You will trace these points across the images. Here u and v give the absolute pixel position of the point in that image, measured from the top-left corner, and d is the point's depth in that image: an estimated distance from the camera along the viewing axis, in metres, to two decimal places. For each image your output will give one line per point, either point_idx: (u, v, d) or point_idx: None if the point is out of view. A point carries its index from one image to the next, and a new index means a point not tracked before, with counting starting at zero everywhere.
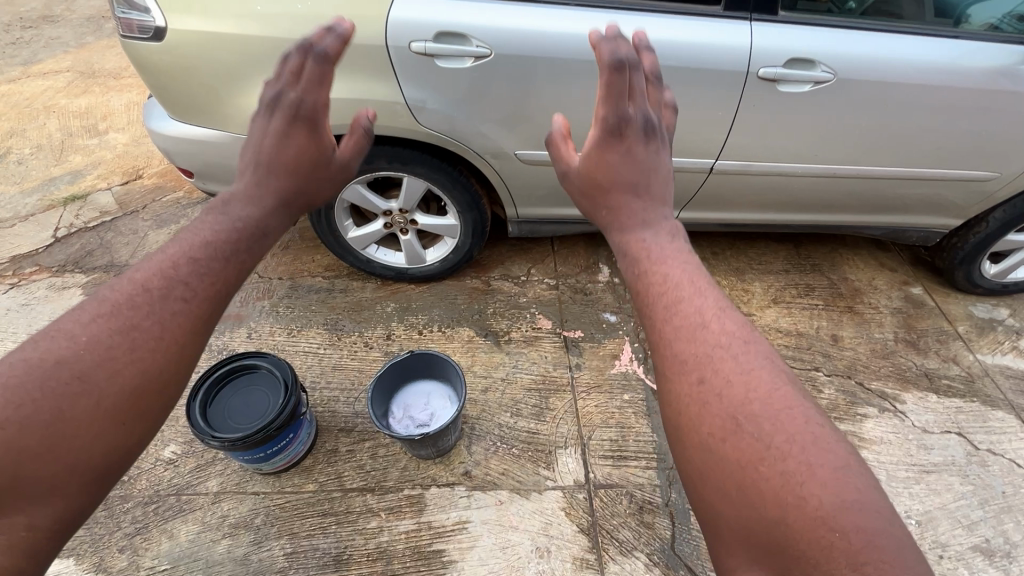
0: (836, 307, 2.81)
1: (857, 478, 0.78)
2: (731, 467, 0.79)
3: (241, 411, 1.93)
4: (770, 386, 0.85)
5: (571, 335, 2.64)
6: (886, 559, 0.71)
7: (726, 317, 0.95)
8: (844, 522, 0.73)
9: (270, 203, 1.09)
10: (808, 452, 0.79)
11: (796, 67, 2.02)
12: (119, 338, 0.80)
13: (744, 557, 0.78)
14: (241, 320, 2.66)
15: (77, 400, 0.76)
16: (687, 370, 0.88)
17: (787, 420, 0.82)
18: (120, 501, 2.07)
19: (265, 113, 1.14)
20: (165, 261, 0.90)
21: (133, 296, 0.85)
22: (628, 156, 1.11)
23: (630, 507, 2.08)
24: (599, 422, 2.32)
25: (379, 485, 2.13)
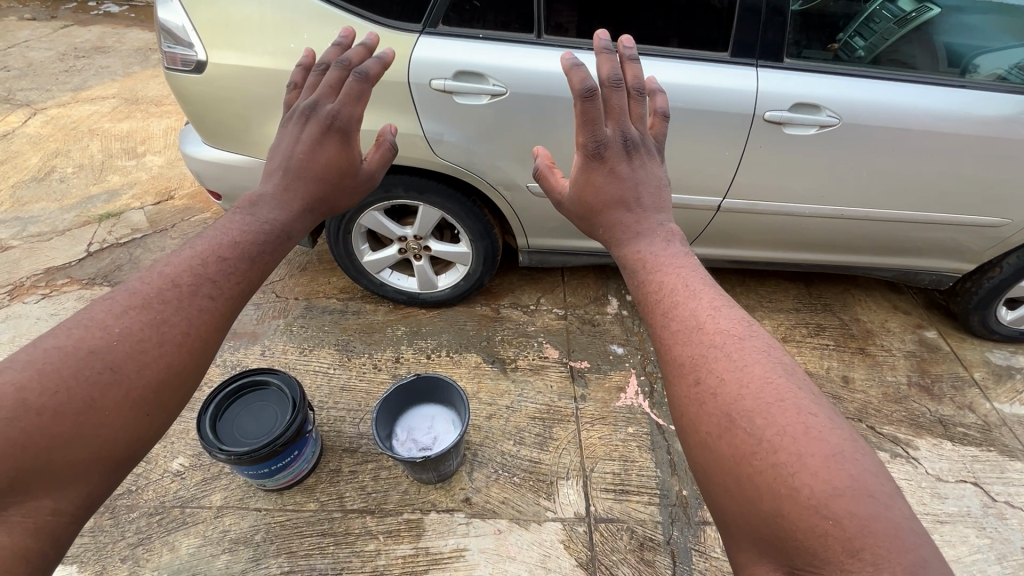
0: (848, 349, 2.78)
1: (851, 463, 0.82)
2: (729, 464, 0.87)
3: (249, 426, 1.97)
4: (761, 380, 0.91)
5: (578, 366, 2.65)
6: (883, 543, 0.75)
7: (721, 321, 1.01)
8: (835, 509, 0.77)
9: (297, 207, 1.20)
10: (800, 442, 0.83)
11: (801, 112, 2.08)
12: (150, 331, 0.84)
13: (754, 551, 0.86)
14: (255, 338, 2.73)
15: (109, 389, 0.80)
16: (686, 370, 0.97)
17: (778, 412, 0.87)
18: (126, 510, 2.11)
19: (300, 123, 1.29)
20: (195, 257, 0.95)
21: (162, 291, 0.89)
22: (611, 175, 1.23)
23: (630, 543, 2.05)
24: (602, 454, 2.31)
25: (379, 507, 2.13)
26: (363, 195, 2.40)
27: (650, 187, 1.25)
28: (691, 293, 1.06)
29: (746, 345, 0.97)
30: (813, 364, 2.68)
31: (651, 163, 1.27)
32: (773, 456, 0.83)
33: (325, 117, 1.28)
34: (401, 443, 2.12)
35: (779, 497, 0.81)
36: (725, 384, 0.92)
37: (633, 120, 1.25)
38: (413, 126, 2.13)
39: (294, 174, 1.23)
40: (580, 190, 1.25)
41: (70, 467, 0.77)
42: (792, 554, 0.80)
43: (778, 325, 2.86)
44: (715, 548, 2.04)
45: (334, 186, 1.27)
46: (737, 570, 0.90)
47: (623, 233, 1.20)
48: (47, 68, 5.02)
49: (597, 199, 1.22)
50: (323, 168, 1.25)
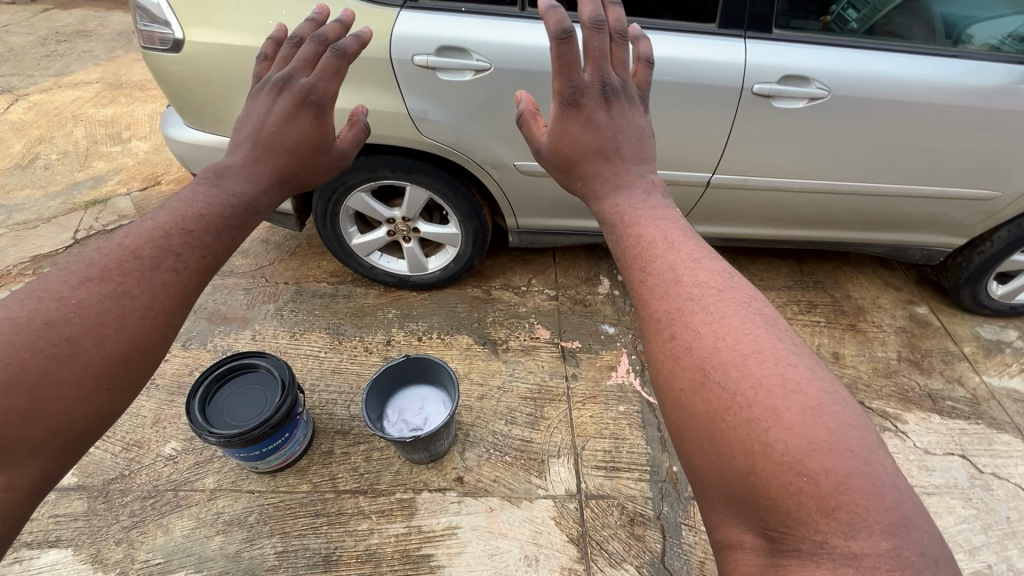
0: (839, 325, 2.78)
1: (828, 417, 0.79)
2: (704, 420, 0.85)
3: (239, 408, 1.98)
4: (740, 333, 0.89)
5: (570, 346, 2.65)
6: (858, 501, 0.73)
7: (699, 275, 1.01)
8: (810, 465, 0.75)
9: (267, 180, 1.19)
10: (775, 396, 0.81)
11: (790, 84, 2.05)
12: (109, 304, 0.84)
13: (725, 508, 0.84)
14: (246, 323, 2.72)
15: (65, 363, 0.79)
16: (661, 327, 0.96)
17: (756, 366, 0.84)
18: (120, 494, 2.12)
19: (273, 95, 1.26)
20: (158, 229, 0.96)
21: (123, 263, 0.89)
22: (588, 123, 1.29)
23: (621, 519, 2.07)
24: (593, 433, 2.32)
25: (371, 487, 2.15)
26: (349, 176, 2.37)
27: (630, 135, 1.31)
28: (669, 252, 1.06)
29: (723, 298, 0.96)
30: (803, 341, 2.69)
31: (631, 109, 1.33)
32: (749, 411, 0.80)
33: (298, 90, 1.25)
34: (392, 424, 2.12)
35: (751, 455, 0.78)
36: (701, 339, 0.90)
37: (612, 68, 1.32)
38: (397, 103, 2.09)
39: (264, 147, 1.22)
40: (560, 140, 1.32)
41: (25, 442, 0.76)
42: (764, 513, 0.78)
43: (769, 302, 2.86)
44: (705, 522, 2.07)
45: (306, 161, 1.26)
46: (711, 530, 0.88)
47: (603, 184, 1.26)
48: (28, 53, 4.91)
49: (575, 149, 1.30)
50: (295, 143, 1.24)
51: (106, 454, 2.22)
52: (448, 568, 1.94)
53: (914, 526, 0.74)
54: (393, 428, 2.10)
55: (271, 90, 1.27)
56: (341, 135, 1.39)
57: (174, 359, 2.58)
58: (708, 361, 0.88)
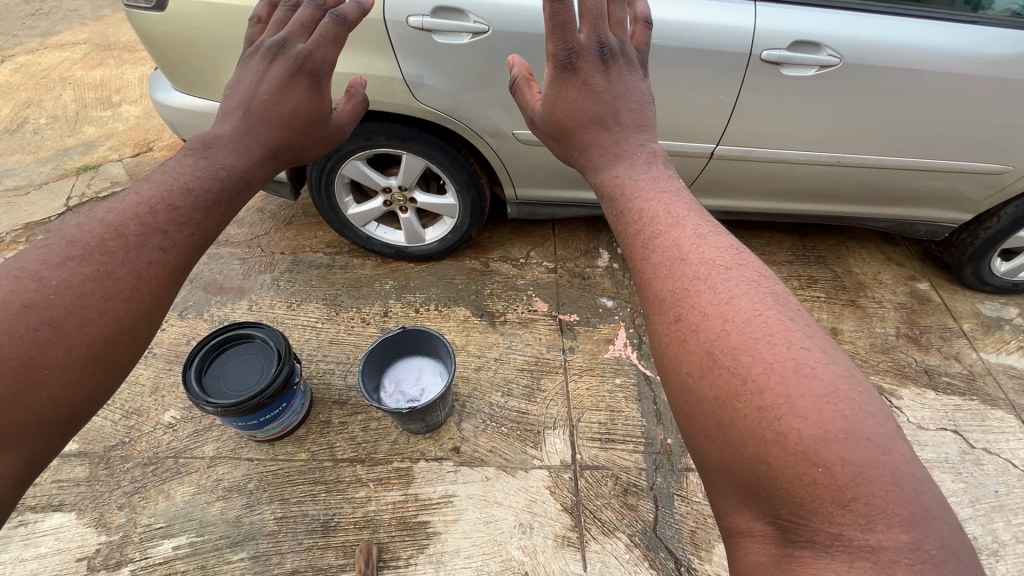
0: (839, 301, 2.76)
1: (845, 405, 0.79)
2: (713, 407, 0.86)
3: (234, 377, 1.98)
4: (749, 314, 0.89)
5: (568, 319, 2.64)
6: (877, 492, 0.74)
7: (706, 250, 0.99)
8: (825, 455, 0.75)
9: (257, 156, 1.15)
10: (788, 383, 0.81)
11: (801, 51, 1.97)
12: (92, 285, 0.82)
13: (737, 497, 0.86)
14: (242, 292, 2.71)
15: (47, 347, 0.77)
16: (666, 308, 0.96)
17: (767, 351, 0.84)
18: (120, 460, 2.14)
19: (267, 60, 1.21)
20: (143, 205, 0.92)
21: (105, 241, 0.86)
22: (585, 89, 1.25)
23: (615, 489, 2.10)
24: (589, 405, 2.34)
25: (369, 456, 2.17)
26: (344, 143, 2.31)
27: (629, 100, 1.27)
28: (674, 229, 1.03)
29: (729, 278, 0.95)
30: None
31: (629, 73, 1.29)
32: (761, 400, 0.81)
33: (294, 57, 1.20)
34: (387, 395, 2.13)
35: (766, 445, 0.79)
36: (710, 324, 0.90)
37: (609, 29, 1.28)
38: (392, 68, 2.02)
39: (255, 116, 1.17)
40: (555, 107, 1.28)
41: (7, 428, 0.74)
42: (779, 503, 0.80)
43: None
44: (697, 494, 2.10)
45: (301, 133, 1.22)
46: (721, 516, 0.91)
47: (599, 150, 1.23)
48: (11, 11, 4.74)
49: (571, 117, 1.26)
50: (290, 113, 1.19)
51: (106, 421, 2.24)
52: (444, 534, 1.99)
53: (934, 517, 0.75)
54: (388, 399, 2.12)
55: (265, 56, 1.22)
56: (338, 107, 1.35)
57: (171, 328, 2.58)
58: (716, 345, 0.89)
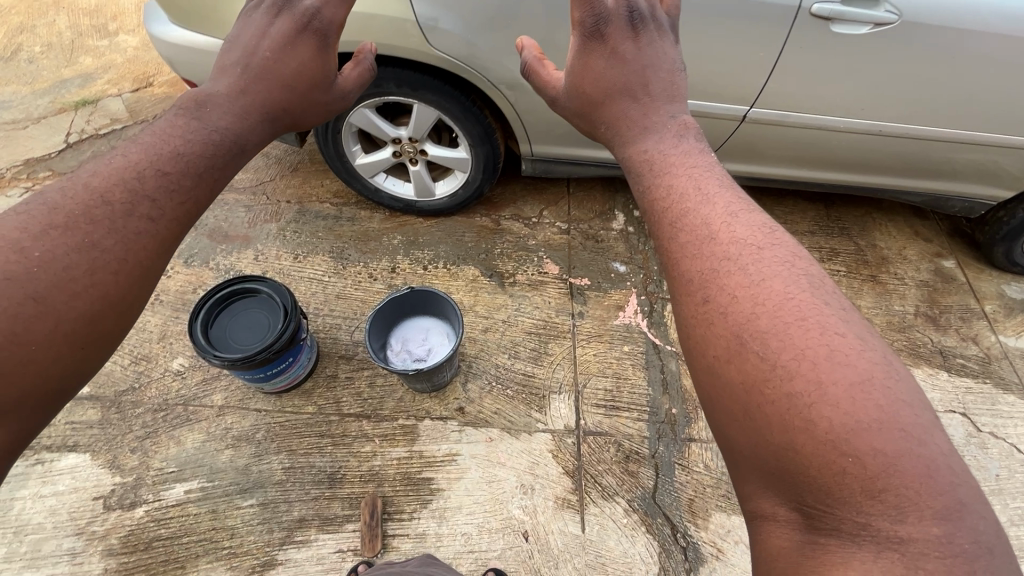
0: (860, 276, 2.68)
1: (880, 393, 0.74)
2: (738, 392, 0.82)
3: (241, 330, 1.97)
4: (782, 298, 0.83)
5: (579, 283, 2.59)
6: (910, 484, 0.70)
7: (738, 228, 0.93)
8: (856, 444, 0.71)
9: (254, 117, 1.13)
10: (821, 368, 0.76)
11: (854, 5, 1.80)
12: (77, 257, 0.80)
13: (758, 482, 0.82)
14: (248, 242, 2.66)
15: (33, 323, 0.74)
16: (693, 289, 0.91)
17: (799, 334, 0.79)
18: (131, 405, 2.18)
19: (271, 17, 1.20)
20: (130, 170, 0.91)
21: (91, 209, 0.85)
22: (613, 57, 1.15)
23: (616, 455, 2.12)
24: (596, 371, 2.32)
25: (375, 412, 2.19)
26: None
27: (660, 69, 1.16)
28: (702, 205, 0.97)
29: (760, 255, 0.89)
30: None
31: (660, 40, 1.19)
32: (791, 384, 0.77)
33: (299, 16, 1.19)
34: (397, 355, 2.14)
35: (793, 430, 0.75)
36: (737, 304, 0.85)
37: None
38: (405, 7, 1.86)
39: (255, 74, 1.16)
40: (582, 76, 1.18)
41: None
42: (804, 491, 0.76)
43: None
44: (698, 464, 2.11)
45: (303, 97, 1.20)
46: (742, 500, 0.87)
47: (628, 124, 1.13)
48: None
49: (600, 85, 1.15)
50: (293, 72, 1.18)
51: (116, 366, 2.27)
52: (447, 491, 2.03)
53: (970, 511, 0.70)
54: (398, 360, 2.12)
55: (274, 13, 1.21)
56: (342, 75, 1.29)
57: (177, 275, 2.55)
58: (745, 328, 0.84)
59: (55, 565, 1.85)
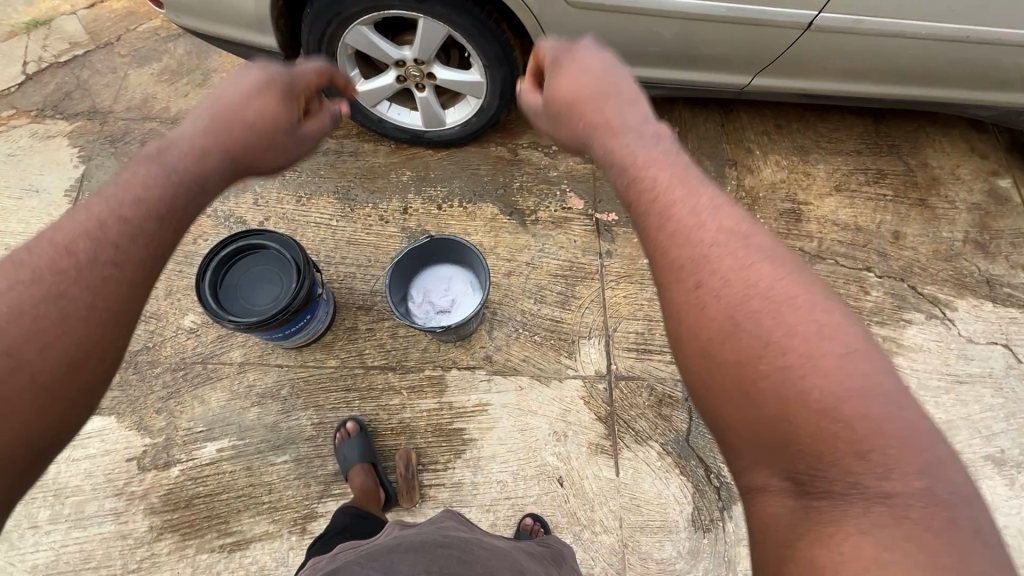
0: (908, 201, 2.48)
1: (865, 363, 0.75)
2: (729, 366, 0.80)
3: (249, 292, 1.83)
4: (769, 280, 0.82)
5: (605, 219, 2.41)
6: (892, 445, 0.70)
7: (722, 214, 0.91)
8: (845, 411, 0.72)
9: (216, 156, 1.09)
10: (808, 342, 0.77)
11: None
12: (44, 308, 0.78)
13: (749, 458, 0.79)
14: (245, 184, 2.44)
15: (2, 381, 0.72)
16: (682, 272, 0.87)
17: (788, 315, 0.79)
18: (149, 365, 2.11)
19: (243, 71, 1.19)
20: (92, 217, 0.89)
21: (56, 261, 0.83)
22: (583, 63, 1.18)
23: (649, 399, 2.09)
24: (626, 314, 2.22)
25: (400, 364, 2.13)
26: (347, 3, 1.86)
27: (625, 72, 1.18)
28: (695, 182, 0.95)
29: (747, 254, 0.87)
30: (864, 218, 2.44)
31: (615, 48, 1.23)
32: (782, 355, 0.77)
33: (282, 71, 1.23)
34: (421, 308, 2.02)
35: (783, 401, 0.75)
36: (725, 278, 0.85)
37: None
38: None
39: (217, 121, 1.11)
40: (558, 85, 1.18)
41: None
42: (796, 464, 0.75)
43: (834, 171, 2.53)
44: None
45: (268, 143, 1.17)
46: (734, 475, 0.83)
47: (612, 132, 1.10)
48: None
49: (579, 92, 1.14)
50: (258, 117, 1.14)
51: None
52: (480, 441, 2.02)
53: (946, 467, 0.72)
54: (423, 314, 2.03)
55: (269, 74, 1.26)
56: (305, 121, 1.28)
57: None
58: (736, 309, 0.82)
59: (101, 524, 1.88)
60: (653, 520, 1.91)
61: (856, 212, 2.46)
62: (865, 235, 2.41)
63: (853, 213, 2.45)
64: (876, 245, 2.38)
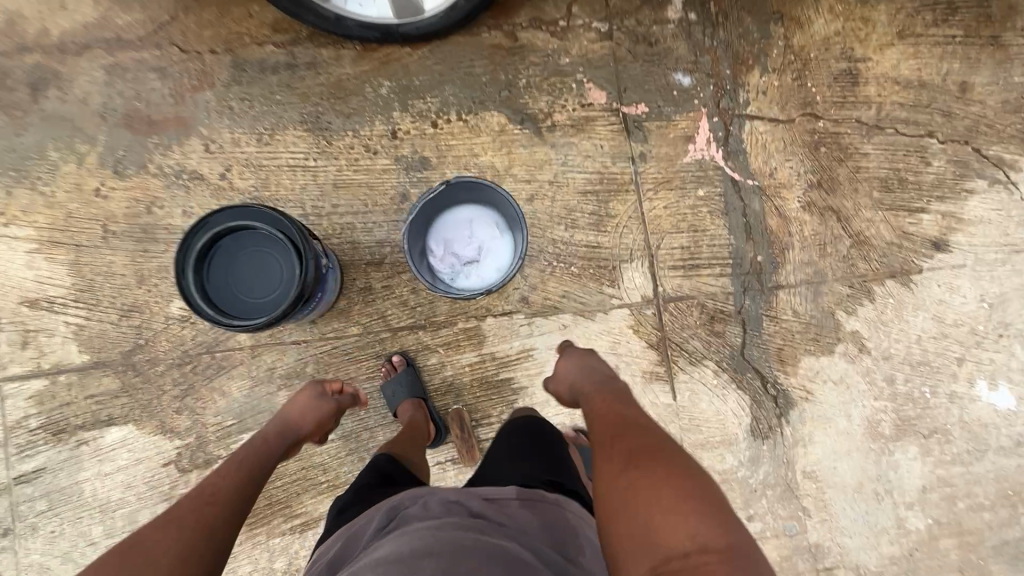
0: (978, 41, 2.10)
1: (694, 487, 0.98)
2: (618, 484, 1.05)
3: (248, 286, 1.53)
4: (645, 442, 1.12)
5: (633, 113, 2.02)
6: (711, 536, 0.89)
7: (623, 416, 1.28)
8: (677, 507, 0.94)
9: (285, 447, 1.43)
10: (659, 465, 1.03)
11: None
12: (206, 500, 1.09)
13: (630, 560, 0.93)
14: (186, 127, 1.95)
15: (191, 522, 1.02)
16: (605, 442, 1.19)
17: (653, 459, 1.06)
18: (149, 365, 1.88)
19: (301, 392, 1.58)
20: (234, 468, 1.24)
21: (211, 488, 1.13)
22: (579, 362, 1.69)
23: (700, 318, 1.96)
24: (669, 227, 1.98)
25: (429, 320, 1.92)
26: None
27: (598, 366, 1.63)
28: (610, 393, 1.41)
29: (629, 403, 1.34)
30: (929, 70, 2.08)
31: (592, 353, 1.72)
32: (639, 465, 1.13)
33: (317, 392, 1.60)
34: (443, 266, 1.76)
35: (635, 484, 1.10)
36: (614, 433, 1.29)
37: None
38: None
39: (282, 426, 1.47)
40: (559, 381, 1.68)
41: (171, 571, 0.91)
42: (657, 557, 0.90)
43: (897, 11, 2.09)
44: (786, 312, 1.97)
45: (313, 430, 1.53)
46: None
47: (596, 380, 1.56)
48: None
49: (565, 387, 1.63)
50: (301, 418, 1.52)
51: (105, 325, 1.88)
52: (530, 388, 1.92)
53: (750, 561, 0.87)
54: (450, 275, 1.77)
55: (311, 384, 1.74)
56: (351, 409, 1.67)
57: (115, 192, 1.94)
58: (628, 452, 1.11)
59: None
60: (712, 436, 1.92)
61: (920, 63, 2.09)
62: (928, 92, 2.08)
63: (916, 64, 2.08)
64: (940, 103, 2.07)
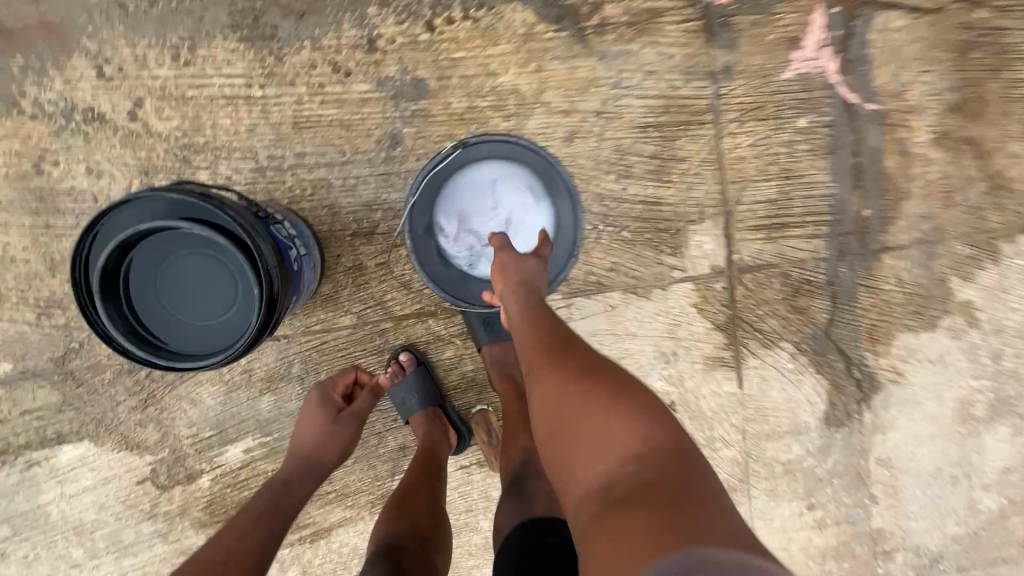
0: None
1: (625, 415, 0.85)
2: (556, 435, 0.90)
3: (198, 309, 1.08)
4: (573, 378, 0.93)
5: (716, 3, 1.40)
6: (636, 435, 0.81)
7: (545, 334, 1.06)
8: (620, 461, 0.80)
9: (308, 472, 1.32)
10: (591, 413, 0.86)
11: None
12: (229, 554, 1.08)
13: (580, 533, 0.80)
14: (65, 38, 1.34)
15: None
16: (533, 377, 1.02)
17: (577, 400, 0.89)
18: (93, 372, 1.49)
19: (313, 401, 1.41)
20: (254, 508, 1.21)
21: (236, 532, 1.14)
22: None
23: (782, 291, 1.56)
24: (754, 173, 1.48)
25: (441, 305, 1.51)
26: None
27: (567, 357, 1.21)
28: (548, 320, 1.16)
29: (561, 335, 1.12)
30: None
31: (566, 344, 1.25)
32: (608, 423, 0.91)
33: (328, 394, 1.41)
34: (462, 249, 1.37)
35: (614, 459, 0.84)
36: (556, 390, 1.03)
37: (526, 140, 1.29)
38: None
39: (297, 449, 1.35)
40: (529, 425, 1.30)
41: None
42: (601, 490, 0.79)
43: None
44: (888, 279, 1.57)
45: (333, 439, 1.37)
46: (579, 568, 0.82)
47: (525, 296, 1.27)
48: None
49: None
50: (321, 437, 1.35)
51: (22, 326, 1.45)
52: None
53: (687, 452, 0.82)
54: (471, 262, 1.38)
55: (317, 384, 1.46)
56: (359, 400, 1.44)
57: None
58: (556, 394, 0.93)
59: (152, 548, 1.60)
60: (780, 426, 1.64)
61: None
62: None
63: None
64: None
